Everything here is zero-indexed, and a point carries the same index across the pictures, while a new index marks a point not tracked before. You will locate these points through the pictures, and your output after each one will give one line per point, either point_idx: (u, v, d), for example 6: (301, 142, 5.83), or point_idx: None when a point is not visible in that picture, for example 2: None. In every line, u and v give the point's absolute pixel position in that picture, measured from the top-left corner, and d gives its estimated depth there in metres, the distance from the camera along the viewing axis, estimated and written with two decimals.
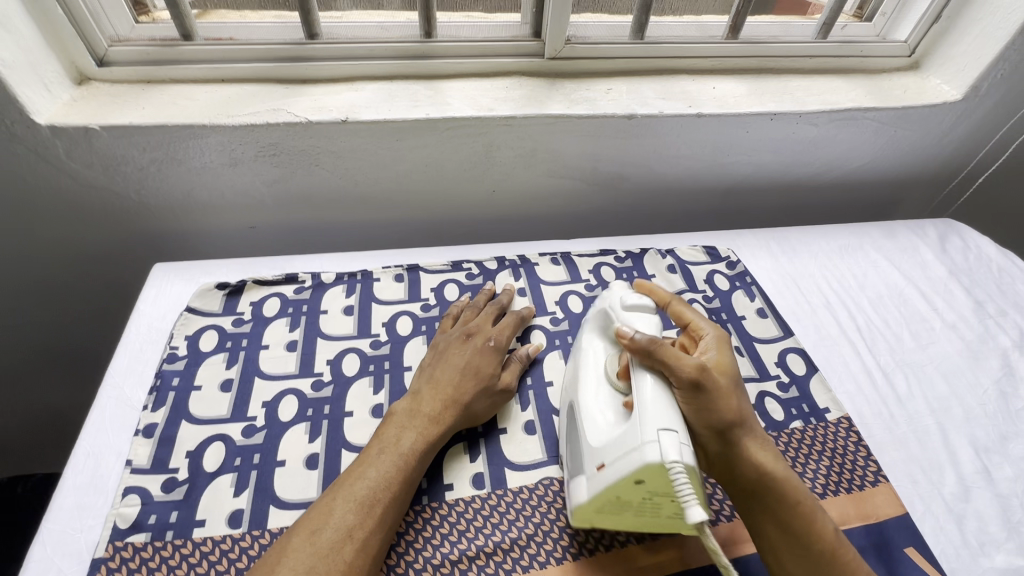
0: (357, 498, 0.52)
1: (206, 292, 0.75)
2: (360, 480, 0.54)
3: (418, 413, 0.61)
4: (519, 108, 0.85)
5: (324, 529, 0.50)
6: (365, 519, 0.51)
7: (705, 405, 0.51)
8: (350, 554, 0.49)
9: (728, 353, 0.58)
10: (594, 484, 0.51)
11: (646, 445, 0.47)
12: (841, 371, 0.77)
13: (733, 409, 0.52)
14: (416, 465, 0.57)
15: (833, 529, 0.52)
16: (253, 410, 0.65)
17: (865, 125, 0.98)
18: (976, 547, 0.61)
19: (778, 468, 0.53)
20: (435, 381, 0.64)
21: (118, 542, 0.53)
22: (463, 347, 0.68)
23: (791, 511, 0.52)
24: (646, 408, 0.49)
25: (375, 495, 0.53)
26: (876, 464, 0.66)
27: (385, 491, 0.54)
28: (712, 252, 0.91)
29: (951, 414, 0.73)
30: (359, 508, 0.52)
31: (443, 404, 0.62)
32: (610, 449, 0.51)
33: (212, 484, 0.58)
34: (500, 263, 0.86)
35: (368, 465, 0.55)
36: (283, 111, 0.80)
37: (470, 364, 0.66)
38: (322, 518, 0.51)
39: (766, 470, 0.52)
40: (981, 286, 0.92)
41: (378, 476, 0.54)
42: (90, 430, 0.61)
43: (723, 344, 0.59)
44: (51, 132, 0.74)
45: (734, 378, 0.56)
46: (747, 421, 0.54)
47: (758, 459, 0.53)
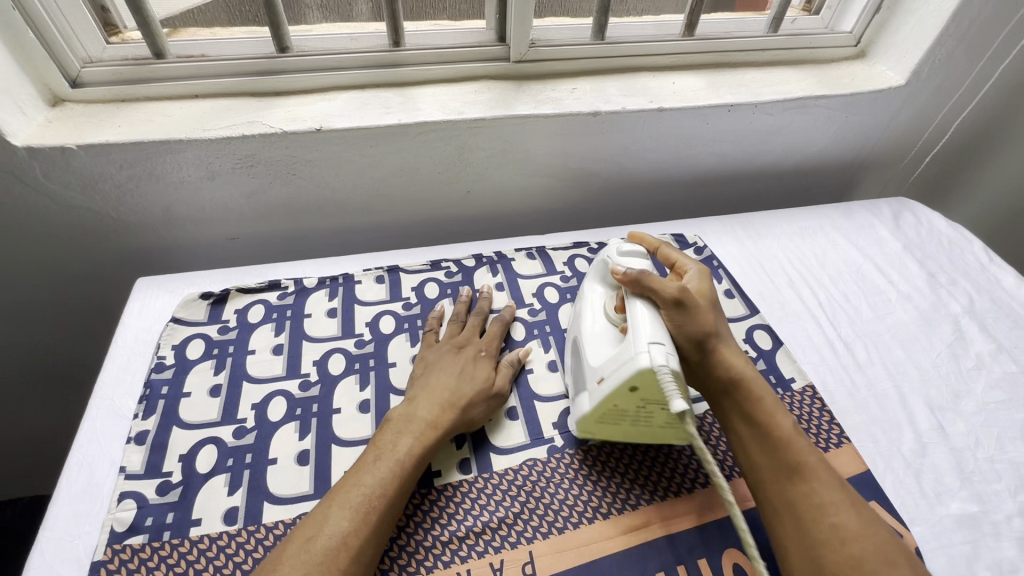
0: (351, 504, 0.54)
1: (191, 302, 0.77)
2: (355, 487, 0.55)
3: (415, 418, 0.63)
4: (488, 110, 0.89)
5: (318, 536, 0.51)
6: (358, 523, 0.53)
7: (685, 317, 0.59)
8: (343, 562, 0.50)
9: (710, 281, 0.66)
10: (595, 395, 0.59)
11: (639, 355, 0.54)
12: (805, 343, 0.81)
13: (708, 322, 0.60)
14: (411, 472, 0.59)
15: (793, 427, 0.56)
16: (243, 412, 0.66)
17: (818, 113, 1.04)
18: (934, 497, 0.65)
19: (747, 370, 0.59)
20: (430, 388, 0.66)
21: (116, 545, 0.54)
22: (455, 356, 0.70)
23: (754, 406, 0.57)
24: (639, 328, 0.56)
25: (373, 498, 0.55)
26: (839, 427, 0.70)
27: (381, 497, 0.55)
28: (680, 240, 0.95)
29: (907, 377, 0.78)
30: (355, 516, 0.53)
31: (440, 408, 0.64)
32: (608, 365, 0.58)
33: (207, 484, 0.60)
34: (478, 260, 0.89)
35: (364, 471, 0.57)
36: (258, 123, 0.82)
37: (463, 371, 0.68)
38: (317, 521, 0.52)
39: (737, 372, 0.59)
40: (931, 257, 0.98)
41: (375, 482, 0.56)
42: (82, 440, 0.62)
43: (705, 274, 0.67)
44: (28, 153, 0.75)
45: (715, 301, 0.64)
46: (722, 333, 0.61)
47: (729, 362, 0.59)
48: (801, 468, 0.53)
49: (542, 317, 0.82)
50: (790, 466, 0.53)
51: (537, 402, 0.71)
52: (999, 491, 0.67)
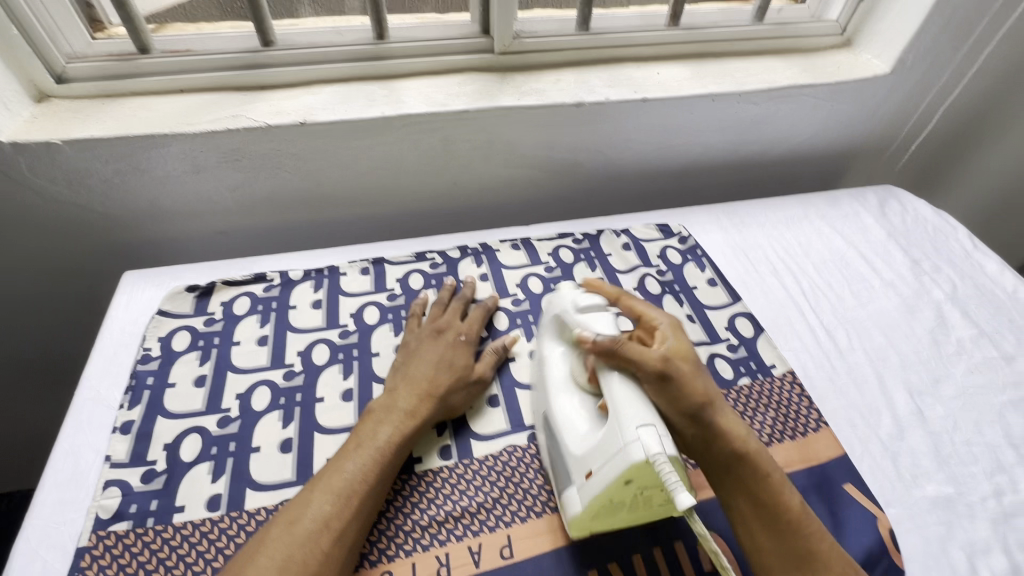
0: (333, 490, 0.55)
1: (177, 295, 0.77)
2: (338, 473, 0.56)
3: (395, 406, 0.63)
4: (472, 102, 0.89)
5: (301, 520, 0.52)
6: (341, 510, 0.54)
7: (676, 390, 0.55)
8: (326, 546, 0.51)
9: (685, 339, 0.63)
10: (587, 490, 0.54)
11: (630, 445, 0.50)
12: (787, 331, 0.82)
13: (700, 390, 0.56)
14: (392, 459, 0.60)
15: (799, 502, 0.55)
16: (227, 402, 0.67)
17: (803, 102, 1.04)
18: (910, 479, 0.66)
19: (749, 442, 0.57)
20: (408, 376, 0.67)
21: (101, 531, 0.55)
22: (434, 342, 0.71)
23: (761, 485, 0.55)
24: (620, 408, 0.53)
25: (355, 484, 0.56)
26: (818, 412, 0.71)
27: (363, 484, 0.56)
28: (664, 229, 0.95)
29: (888, 362, 0.79)
30: (339, 501, 0.54)
31: (420, 393, 0.65)
32: (597, 456, 0.54)
33: (190, 472, 0.61)
34: (462, 252, 0.89)
35: (346, 459, 0.58)
36: (242, 117, 0.83)
37: (442, 355, 0.69)
38: (298, 510, 0.53)
39: (738, 446, 0.56)
40: (916, 245, 0.99)
41: (356, 470, 0.57)
42: (68, 430, 0.63)
43: (678, 330, 0.64)
44: (13, 149, 0.76)
45: (696, 362, 0.60)
46: (715, 401, 0.58)
47: (731, 433, 0.56)
48: (816, 559, 0.52)
49: (525, 307, 0.82)
50: (802, 553, 0.52)
51: (519, 390, 0.72)
52: (975, 473, 0.67)
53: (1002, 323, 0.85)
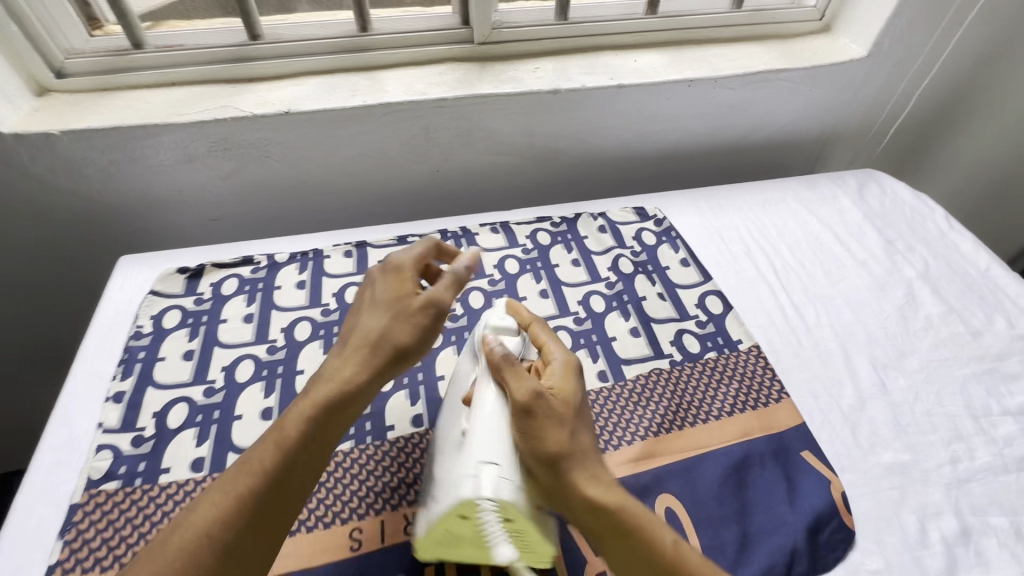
0: (227, 479, 0.46)
1: (169, 276, 0.82)
2: (240, 470, 0.47)
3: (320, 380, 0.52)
4: (451, 90, 0.93)
5: (194, 513, 0.44)
6: (235, 502, 0.45)
7: (530, 431, 0.50)
8: (211, 546, 0.43)
9: (574, 380, 0.56)
10: (428, 513, 0.53)
11: (466, 479, 0.50)
12: (756, 308, 0.84)
13: (557, 436, 0.50)
14: (305, 443, 0.48)
15: (676, 554, 0.49)
16: (213, 374, 0.71)
17: (780, 86, 1.06)
18: (867, 447, 0.68)
19: (611, 493, 0.50)
20: (345, 345, 0.54)
21: (92, 490, 0.60)
22: (380, 304, 0.57)
23: (627, 538, 0.49)
24: (477, 439, 0.53)
25: (258, 467, 0.46)
26: (780, 384, 0.73)
27: (266, 470, 0.46)
28: (641, 212, 0.98)
29: (854, 337, 0.80)
30: (234, 491, 0.45)
31: (354, 363, 0.52)
32: (443, 481, 0.53)
33: (176, 437, 0.65)
34: (443, 235, 0.92)
35: (254, 440, 0.49)
36: (230, 107, 0.87)
37: (386, 319, 0.55)
38: (195, 502, 0.46)
39: (600, 500, 0.49)
40: (892, 225, 1.00)
41: (260, 452, 0.47)
42: (65, 399, 0.67)
43: (571, 370, 0.57)
44: (15, 139, 0.80)
45: (568, 402, 0.54)
46: (579, 451, 0.51)
47: (584, 491, 0.49)
48: None
49: (501, 287, 0.85)
50: None
51: None
52: (933, 441, 0.69)
53: (972, 300, 0.86)
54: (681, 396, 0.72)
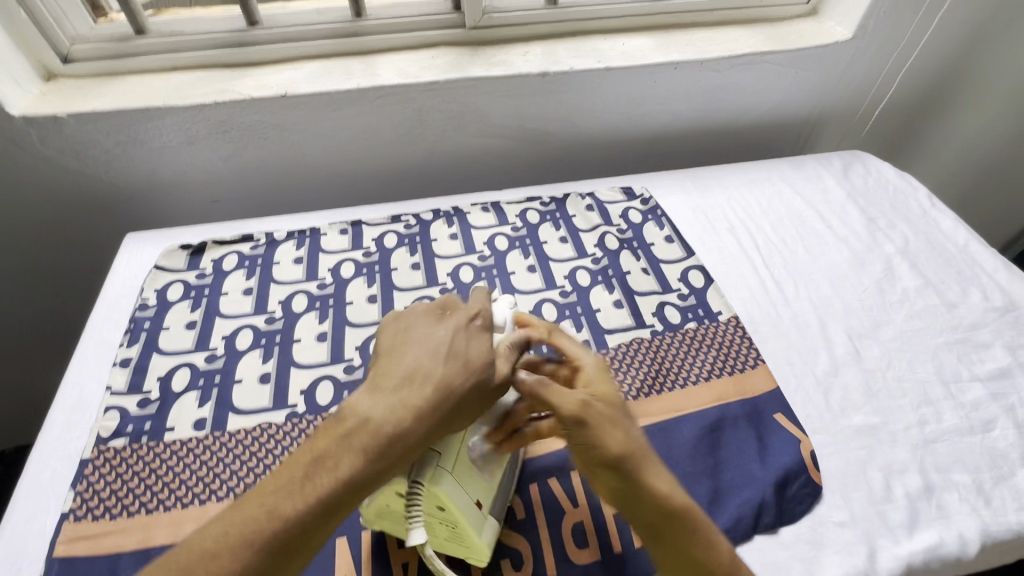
0: (248, 531, 0.41)
1: (172, 253, 0.85)
2: (265, 513, 0.42)
3: (369, 428, 0.46)
4: (443, 73, 0.95)
5: (208, 568, 0.40)
6: (258, 558, 0.40)
7: (593, 438, 0.50)
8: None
9: (613, 383, 0.56)
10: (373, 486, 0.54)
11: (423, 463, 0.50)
12: (737, 282, 0.86)
13: (619, 442, 0.51)
14: (340, 503, 0.44)
15: (727, 553, 0.52)
16: (214, 342, 0.75)
17: (766, 69, 1.08)
18: (838, 411, 0.71)
19: (679, 499, 0.51)
20: (400, 386, 0.48)
21: (102, 446, 0.64)
22: (443, 340, 0.52)
23: (691, 541, 0.50)
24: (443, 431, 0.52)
25: (290, 525, 0.42)
26: (757, 352, 0.76)
27: (299, 530, 0.42)
28: (628, 192, 1.00)
29: (831, 309, 0.83)
30: (260, 550, 0.41)
31: (410, 414, 0.47)
32: None
33: (180, 399, 0.69)
34: (435, 214, 0.95)
35: (283, 485, 0.43)
36: (229, 90, 0.90)
37: (450, 366, 0.50)
38: (205, 549, 0.40)
39: (669, 505, 0.50)
40: (874, 204, 1.02)
41: (294, 505, 0.42)
42: (75, 365, 0.71)
43: (604, 372, 0.56)
44: (25, 122, 0.84)
45: (622, 408, 0.54)
46: (642, 455, 0.52)
47: (660, 490, 0.50)
48: None
49: (490, 262, 0.88)
50: None
51: None
52: (902, 405, 0.72)
53: (949, 274, 0.89)
54: (660, 363, 0.75)
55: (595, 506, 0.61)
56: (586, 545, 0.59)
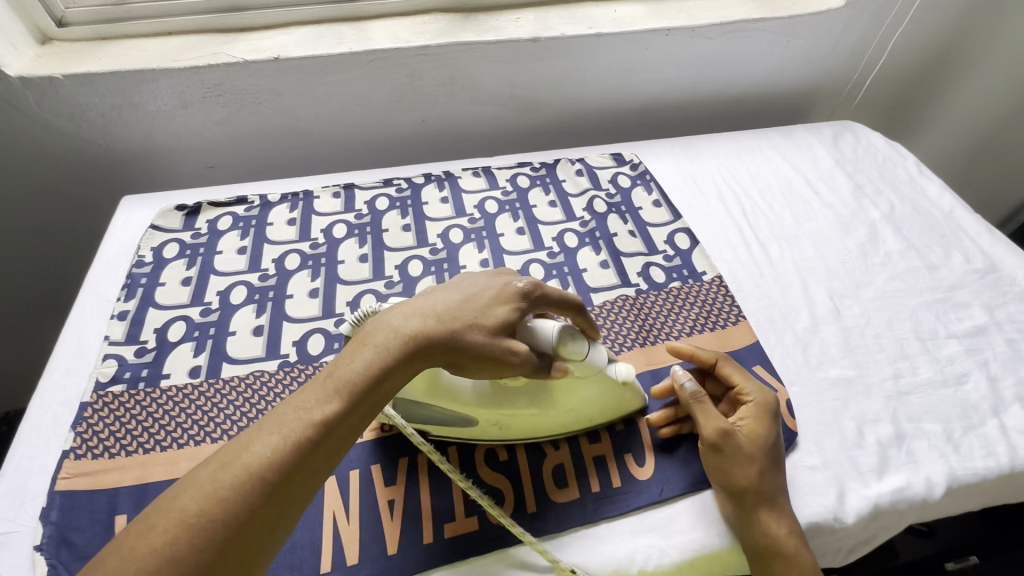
0: (279, 422, 0.43)
1: (168, 213, 0.87)
2: (297, 408, 0.44)
3: (387, 333, 0.49)
4: (434, 38, 0.96)
5: (242, 455, 0.41)
6: (288, 445, 0.42)
7: (722, 461, 0.59)
8: (255, 489, 0.40)
9: (768, 425, 0.61)
10: None
11: None
12: (722, 244, 0.88)
13: (748, 475, 0.57)
14: (366, 407, 0.45)
15: None
16: (209, 297, 0.77)
17: (758, 37, 1.08)
18: (816, 364, 0.73)
19: (785, 541, 0.56)
20: (418, 307, 0.52)
21: (101, 391, 0.66)
22: (465, 282, 0.56)
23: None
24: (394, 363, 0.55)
25: (314, 416, 0.43)
26: (738, 309, 0.78)
27: (326, 425, 0.43)
28: (618, 158, 1.02)
29: (814, 270, 0.85)
30: (289, 439, 0.42)
31: (423, 326, 0.50)
32: None
33: (176, 349, 0.71)
34: (427, 178, 0.96)
35: (309, 386, 0.45)
36: (222, 54, 0.91)
37: (477, 301, 0.54)
38: (240, 440, 0.42)
39: (772, 539, 0.56)
40: (862, 171, 1.03)
41: (317, 399, 0.44)
42: (75, 317, 0.74)
43: (766, 413, 0.61)
44: (21, 83, 0.86)
45: (766, 450, 0.59)
46: (767, 494, 0.57)
47: (767, 527, 0.56)
48: None
49: (480, 225, 0.89)
50: None
51: None
52: (879, 359, 0.74)
53: (932, 238, 0.90)
54: (644, 320, 0.77)
55: (575, 447, 0.64)
56: (567, 483, 0.61)
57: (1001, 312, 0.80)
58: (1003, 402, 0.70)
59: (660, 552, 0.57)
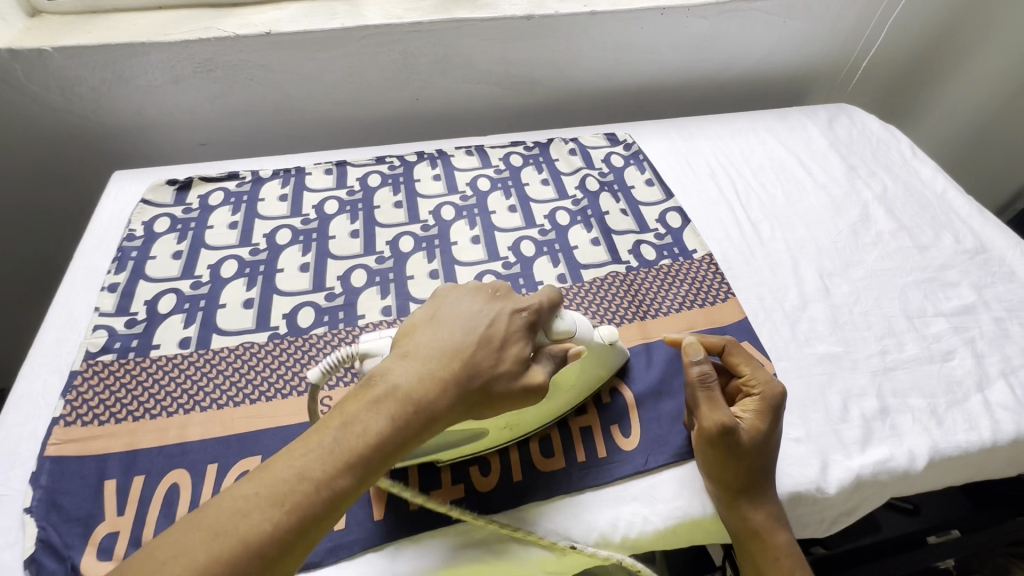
0: (281, 489, 0.41)
1: (159, 188, 0.87)
2: (298, 468, 0.42)
3: (398, 391, 0.46)
4: (427, 15, 0.95)
5: (241, 526, 0.39)
6: (291, 513, 0.40)
7: (716, 454, 0.57)
8: (253, 564, 0.38)
9: (772, 419, 0.58)
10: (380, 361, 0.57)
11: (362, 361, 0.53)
12: (713, 224, 0.88)
13: (739, 469, 0.56)
14: (371, 467, 0.44)
15: None
16: (199, 271, 0.77)
17: (754, 17, 1.07)
18: (803, 340, 0.73)
19: (766, 527, 0.57)
20: (429, 357, 0.49)
21: (91, 360, 0.66)
22: (481, 320, 0.52)
23: (763, 560, 0.57)
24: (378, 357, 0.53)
25: (320, 486, 0.42)
26: (728, 286, 0.78)
27: (330, 489, 0.42)
28: (611, 137, 1.01)
29: (805, 249, 0.85)
30: (290, 505, 0.40)
31: (435, 383, 0.47)
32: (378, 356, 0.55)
33: (166, 321, 0.71)
34: (419, 156, 0.96)
35: (312, 447, 0.43)
36: (213, 28, 0.90)
37: (478, 341, 0.51)
38: (237, 506, 0.40)
39: (754, 526, 0.57)
40: (856, 153, 1.03)
41: (324, 466, 0.42)
42: (65, 289, 0.74)
43: (771, 407, 0.59)
44: (10, 55, 0.85)
45: (764, 444, 0.58)
46: (754, 485, 0.57)
47: (746, 514, 0.57)
48: None
49: (472, 202, 0.89)
50: None
51: (457, 266, 0.80)
52: (866, 336, 0.74)
53: (924, 219, 0.90)
54: (634, 296, 0.77)
55: (563, 421, 0.64)
56: (554, 454, 0.61)
57: (989, 292, 0.80)
58: (987, 378, 0.70)
59: (644, 520, 0.58)
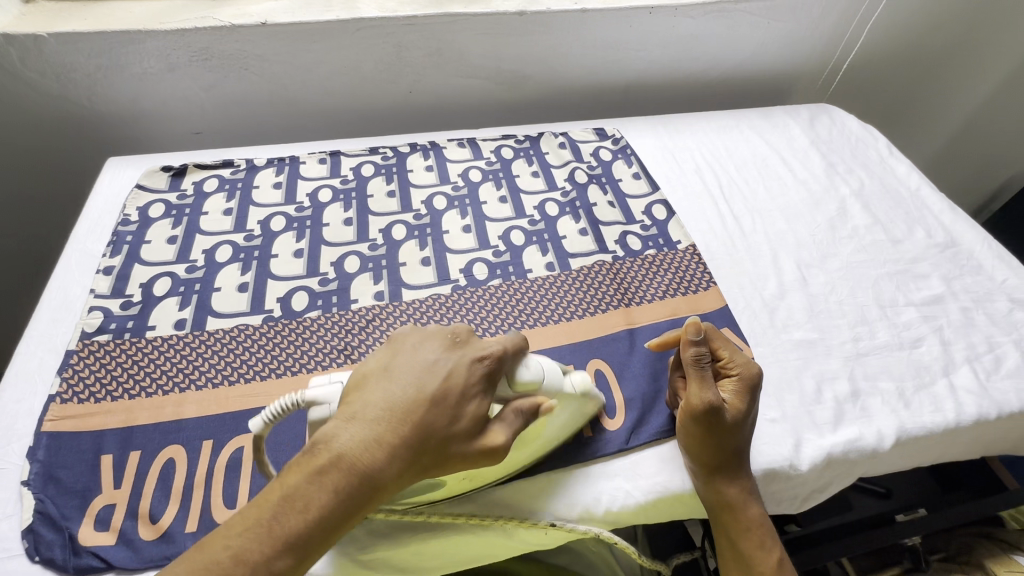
0: (213, 572, 0.41)
1: (154, 174, 0.88)
2: (235, 552, 0.42)
3: (340, 463, 0.45)
4: (421, 9, 0.97)
5: None
6: None
7: (697, 433, 0.59)
8: None
9: (750, 401, 0.61)
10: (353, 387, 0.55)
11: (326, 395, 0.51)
12: (697, 217, 0.91)
13: (718, 447, 0.59)
14: (312, 542, 0.43)
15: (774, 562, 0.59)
16: (195, 255, 0.79)
17: (739, 18, 1.11)
18: (781, 326, 0.76)
19: (739, 499, 0.60)
20: (376, 418, 0.46)
21: (87, 340, 0.67)
22: (437, 375, 0.49)
23: (735, 528, 0.60)
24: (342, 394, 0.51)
25: (256, 568, 0.41)
26: (710, 276, 0.81)
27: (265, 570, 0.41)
28: (600, 132, 1.04)
29: (784, 242, 0.88)
30: None
31: (382, 451, 0.45)
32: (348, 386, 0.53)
33: (161, 303, 0.72)
34: (412, 148, 0.98)
35: (251, 526, 0.43)
36: (209, 18, 0.91)
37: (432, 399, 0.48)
38: None
39: (728, 499, 0.59)
40: (835, 151, 1.07)
41: (260, 548, 0.42)
42: (61, 271, 0.75)
43: (749, 389, 0.61)
44: (5, 40, 0.86)
45: (742, 424, 0.60)
46: (729, 461, 0.59)
47: (720, 488, 0.59)
48: None
49: (463, 192, 0.91)
50: None
51: (449, 253, 0.82)
52: (840, 324, 0.77)
53: (898, 215, 0.94)
54: (619, 284, 0.80)
55: None
56: None
57: (957, 283, 0.84)
58: (953, 363, 0.74)
59: (626, 493, 0.61)
